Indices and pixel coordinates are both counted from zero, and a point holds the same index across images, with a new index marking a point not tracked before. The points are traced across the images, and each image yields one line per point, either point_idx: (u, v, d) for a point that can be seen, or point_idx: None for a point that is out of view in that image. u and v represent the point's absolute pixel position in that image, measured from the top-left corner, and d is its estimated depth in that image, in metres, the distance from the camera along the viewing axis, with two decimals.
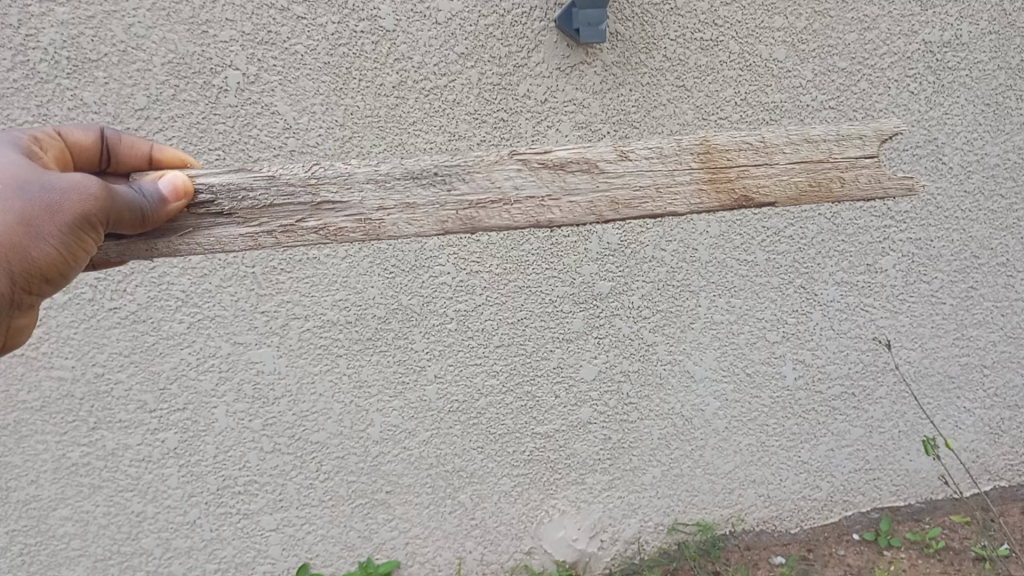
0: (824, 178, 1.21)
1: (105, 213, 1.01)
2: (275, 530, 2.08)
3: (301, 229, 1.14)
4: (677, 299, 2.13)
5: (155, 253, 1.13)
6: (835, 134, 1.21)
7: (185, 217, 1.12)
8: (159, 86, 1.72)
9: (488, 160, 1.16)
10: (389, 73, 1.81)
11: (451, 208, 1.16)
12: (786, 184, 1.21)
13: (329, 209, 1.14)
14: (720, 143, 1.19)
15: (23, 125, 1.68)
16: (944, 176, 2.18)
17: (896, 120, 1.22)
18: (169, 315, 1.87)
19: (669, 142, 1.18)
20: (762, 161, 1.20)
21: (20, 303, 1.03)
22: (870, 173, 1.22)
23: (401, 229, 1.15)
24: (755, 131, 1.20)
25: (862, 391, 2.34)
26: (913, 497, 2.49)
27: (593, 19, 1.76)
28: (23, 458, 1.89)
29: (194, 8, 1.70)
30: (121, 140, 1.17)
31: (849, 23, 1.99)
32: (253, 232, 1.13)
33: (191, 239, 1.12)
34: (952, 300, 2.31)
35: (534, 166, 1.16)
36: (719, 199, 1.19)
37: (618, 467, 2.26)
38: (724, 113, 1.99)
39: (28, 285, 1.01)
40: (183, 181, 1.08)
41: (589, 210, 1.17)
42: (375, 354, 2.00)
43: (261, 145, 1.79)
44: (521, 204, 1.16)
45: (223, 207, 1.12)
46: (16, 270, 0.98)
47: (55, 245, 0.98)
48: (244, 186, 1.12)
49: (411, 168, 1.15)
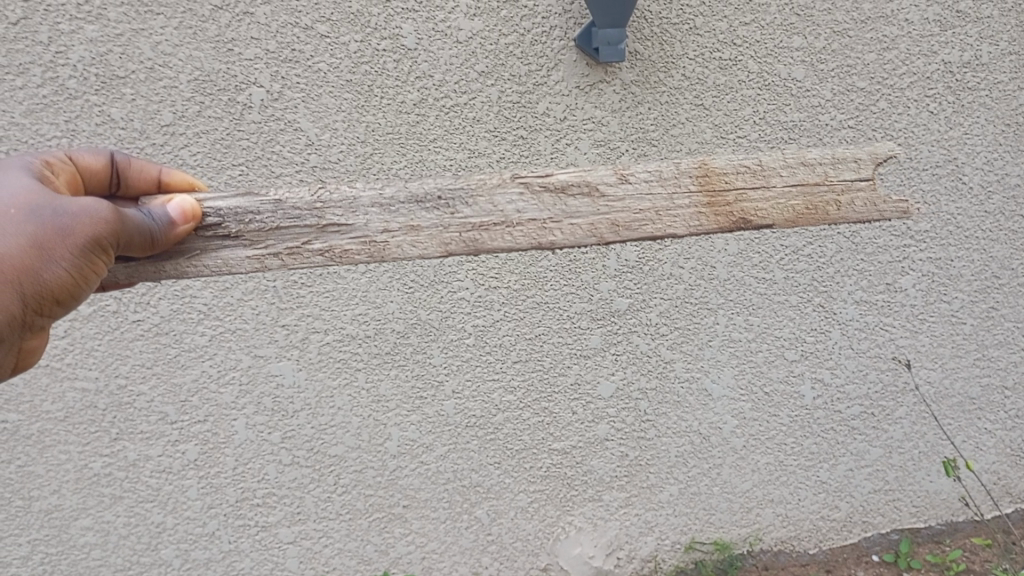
0: (820, 201, 1.20)
1: (115, 235, 1.02)
2: (292, 542, 2.09)
3: (307, 252, 1.15)
4: (695, 317, 2.13)
5: (164, 274, 1.15)
6: (830, 157, 1.21)
7: (193, 239, 1.14)
8: (185, 103, 1.75)
9: (491, 182, 1.17)
10: (410, 90, 1.83)
11: (454, 231, 1.16)
12: (783, 207, 1.20)
13: (335, 232, 1.16)
14: (718, 166, 1.20)
15: (51, 141, 1.72)
16: (965, 196, 2.16)
17: (891, 145, 1.23)
18: (191, 327, 1.90)
19: (668, 165, 1.19)
20: (758, 184, 1.20)
21: (26, 327, 1.02)
22: (866, 196, 1.21)
23: (405, 250, 1.16)
24: (752, 155, 1.20)
25: (881, 411, 2.33)
26: (933, 518, 2.47)
27: (613, 38, 1.76)
28: (46, 468, 1.92)
29: (220, 27, 1.73)
30: (130, 165, 1.18)
31: (868, 43, 1.99)
32: (259, 254, 1.15)
33: (198, 261, 1.14)
34: (973, 320, 2.29)
35: (535, 190, 1.17)
36: (717, 221, 1.19)
37: (635, 485, 2.25)
38: (744, 132, 1.99)
39: (37, 308, 1.00)
40: (191, 205, 1.10)
41: (590, 232, 1.17)
42: (393, 367, 2.02)
43: (283, 161, 1.81)
44: (523, 226, 1.17)
45: (230, 230, 1.14)
46: (27, 293, 0.97)
47: (67, 268, 0.98)
48: (252, 210, 1.14)
49: (416, 192, 1.16)
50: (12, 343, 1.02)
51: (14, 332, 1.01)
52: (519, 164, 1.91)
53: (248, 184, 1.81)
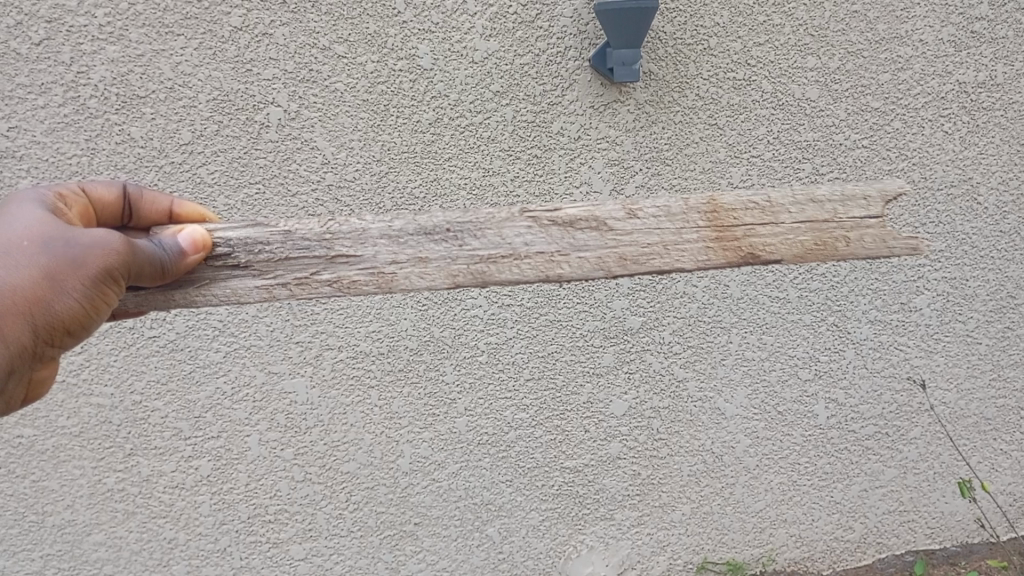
0: (829, 237, 1.20)
1: (125, 266, 1.02)
2: (304, 559, 2.09)
3: (315, 282, 1.16)
4: (708, 336, 2.13)
5: (174, 304, 1.16)
6: (839, 194, 1.20)
7: (202, 269, 1.15)
8: (204, 122, 1.77)
9: (500, 215, 1.17)
10: (426, 109, 1.84)
11: (463, 262, 1.17)
12: (792, 243, 1.19)
13: (344, 263, 1.16)
14: (727, 202, 1.19)
15: (71, 159, 1.74)
16: (979, 216, 2.16)
17: (900, 182, 1.21)
18: (206, 344, 1.91)
19: (677, 200, 1.19)
20: (768, 220, 1.19)
21: (37, 358, 1.04)
22: (874, 233, 1.21)
23: (413, 282, 1.16)
24: (761, 191, 1.20)
25: (896, 432, 2.32)
26: (947, 540, 2.45)
27: (626, 59, 1.79)
28: (60, 483, 1.94)
29: (239, 48, 1.75)
30: (142, 196, 1.19)
31: (882, 64, 2.00)
32: (269, 285, 1.15)
33: (207, 291, 1.15)
34: (987, 340, 2.29)
35: (544, 223, 1.17)
36: (726, 256, 1.19)
37: (648, 504, 2.24)
38: (757, 151, 1.99)
39: (49, 338, 1.02)
40: (201, 235, 1.09)
41: (598, 265, 1.18)
42: (406, 385, 2.02)
43: (300, 179, 1.83)
44: (532, 259, 1.17)
45: (240, 260, 1.15)
46: (38, 323, 0.99)
47: (79, 298, 0.99)
48: (260, 241, 1.15)
49: (424, 224, 1.17)
50: (23, 373, 1.04)
51: (26, 362, 1.02)
52: (534, 183, 1.91)
53: (264, 202, 1.83)
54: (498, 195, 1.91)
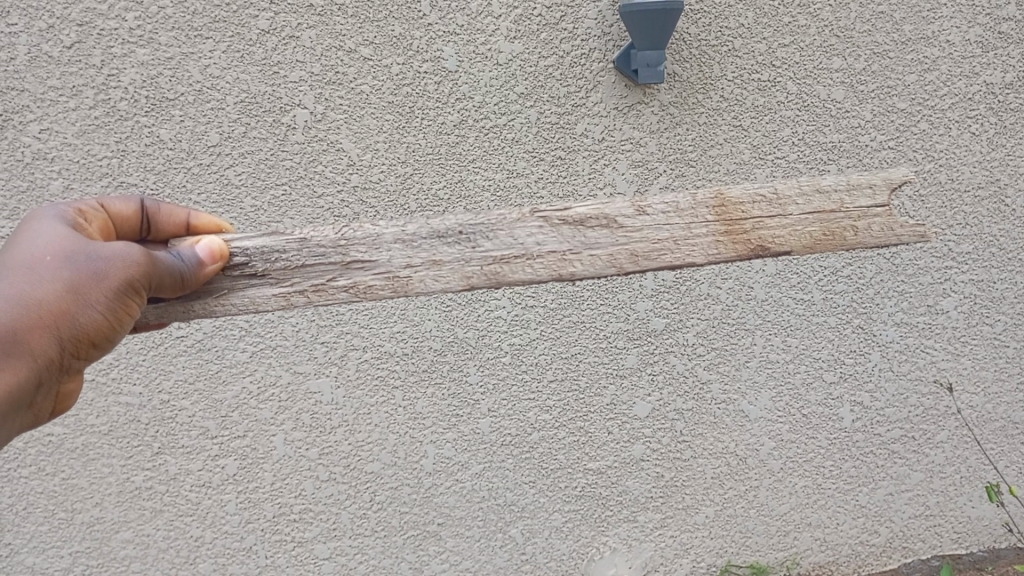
0: (836, 226, 1.19)
1: (146, 277, 1.04)
2: (327, 558, 2.10)
3: (332, 288, 1.17)
4: (733, 338, 2.13)
5: (192, 314, 1.17)
6: (845, 184, 1.20)
7: (220, 279, 1.16)
8: (231, 124, 1.79)
9: (510, 217, 1.18)
10: (451, 111, 1.85)
11: (476, 264, 1.17)
12: (800, 234, 1.19)
13: (359, 268, 1.17)
14: (734, 196, 1.19)
15: (102, 160, 1.77)
16: (1007, 218, 2.15)
17: (906, 169, 1.21)
18: (233, 343, 1.94)
19: (685, 196, 1.19)
20: (775, 213, 1.20)
21: (63, 373, 1.04)
22: (881, 222, 1.20)
23: (428, 285, 1.17)
24: (768, 183, 1.20)
25: (922, 435, 2.30)
26: (974, 545, 2.42)
27: (651, 60, 1.79)
28: (89, 480, 1.97)
29: (267, 50, 1.78)
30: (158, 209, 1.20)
31: (908, 64, 1.99)
32: (285, 292, 1.16)
33: (225, 300, 1.16)
34: (1015, 342, 2.27)
35: (555, 223, 1.18)
36: (735, 249, 1.19)
37: (671, 506, 2.24)
38: (781, 152, 1.98)
39: (74, 353, 1.03)
40: (218, 245, 1.12)
41: (610, 263, 1.18)
42: (430, 386, 2.03)
43: (326, 180, 1.85)
44: (544, 258, 1.18)
45: (257, 269, 1.16)
46: (65, 336, 1.00)
47: (103, 310, 1.00)
48: (277, 249, 1.16)
49: (437, 228, 1.18)
50: (51, 389, 1.04)
51: (53, 377, 1.03)
52: (557, 185, 1.92)
53: (290, 204, 1.84)
54: (522, 197, 1.92)
